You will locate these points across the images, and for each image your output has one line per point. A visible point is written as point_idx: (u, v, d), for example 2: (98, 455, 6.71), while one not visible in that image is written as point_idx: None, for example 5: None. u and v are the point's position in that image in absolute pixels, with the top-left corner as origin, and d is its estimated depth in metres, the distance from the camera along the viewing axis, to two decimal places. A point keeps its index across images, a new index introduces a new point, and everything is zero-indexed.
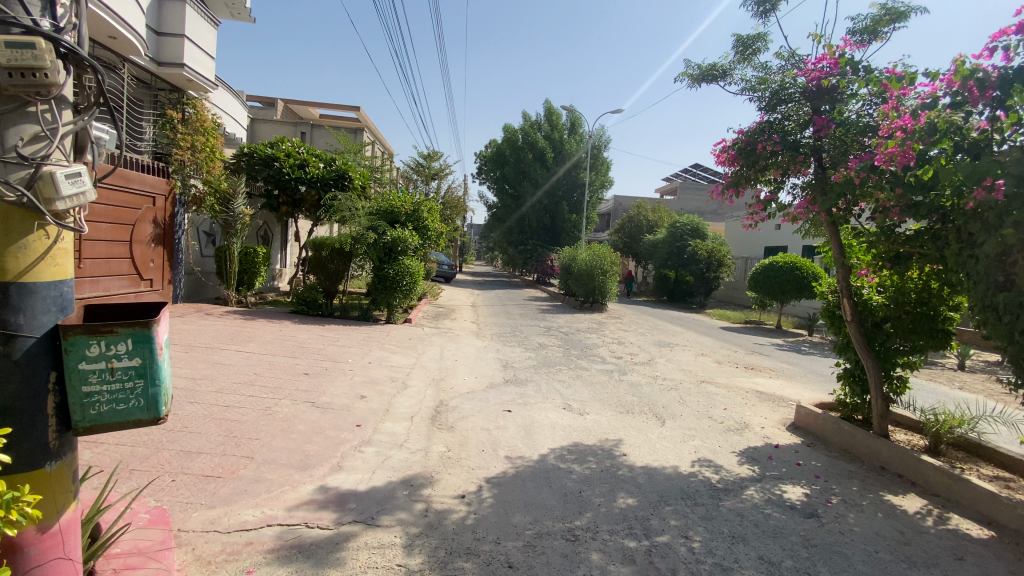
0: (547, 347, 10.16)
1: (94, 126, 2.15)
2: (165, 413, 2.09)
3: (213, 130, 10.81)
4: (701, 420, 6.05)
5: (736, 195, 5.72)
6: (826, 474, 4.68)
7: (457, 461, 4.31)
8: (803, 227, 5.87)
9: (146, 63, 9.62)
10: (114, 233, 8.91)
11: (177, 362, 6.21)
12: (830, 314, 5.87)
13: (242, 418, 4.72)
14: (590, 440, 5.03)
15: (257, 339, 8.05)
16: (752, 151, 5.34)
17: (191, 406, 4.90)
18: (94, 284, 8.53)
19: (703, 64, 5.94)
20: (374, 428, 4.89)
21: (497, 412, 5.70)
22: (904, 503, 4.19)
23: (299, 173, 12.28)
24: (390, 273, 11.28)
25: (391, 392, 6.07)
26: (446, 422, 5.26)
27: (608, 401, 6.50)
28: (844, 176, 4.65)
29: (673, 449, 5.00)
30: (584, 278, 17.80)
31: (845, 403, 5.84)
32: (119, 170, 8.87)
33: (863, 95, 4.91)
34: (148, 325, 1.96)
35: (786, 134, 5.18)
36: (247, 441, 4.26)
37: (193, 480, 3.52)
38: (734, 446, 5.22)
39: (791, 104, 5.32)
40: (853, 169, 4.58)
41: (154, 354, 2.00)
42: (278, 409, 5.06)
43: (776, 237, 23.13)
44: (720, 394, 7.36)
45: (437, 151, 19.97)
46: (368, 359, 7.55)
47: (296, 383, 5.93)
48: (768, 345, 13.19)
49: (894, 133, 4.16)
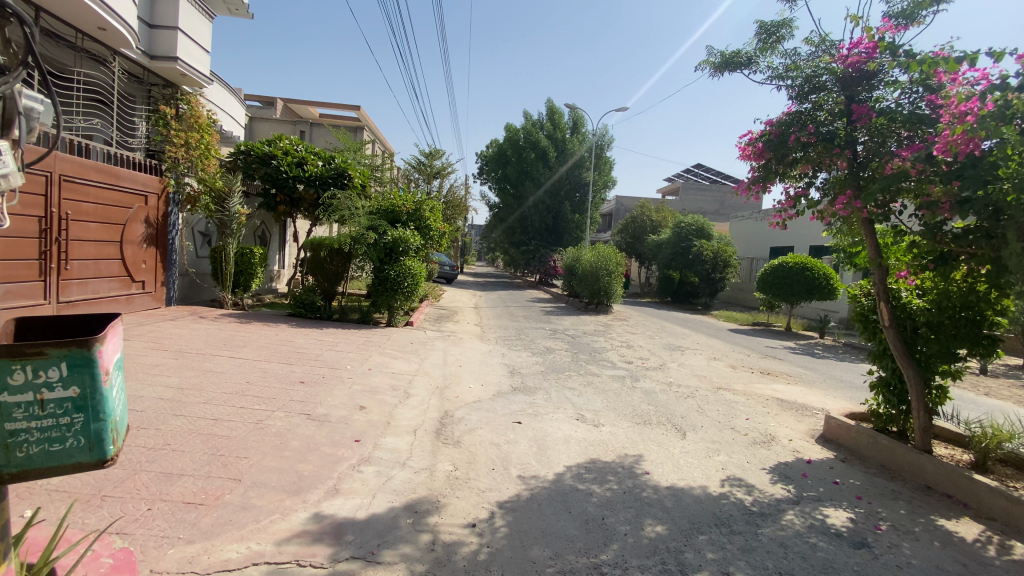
0: (554, 351, 9.77)
1: (22, 95, 1.86)
2: (112, 453, 1.93)
3: (208, 126, 10.31)
4: (725, 432, 5.65)
5: (763, 192, 5.31)
6: (867, 494, 4.33)
7: (466, 483, 3.92)
8: (835, 226, 5.50)
9: (139, 57, 9.19)
10: (104, 233, 8.51)
11: (164, 370, 5.84)
12: (863, 317, 5.48)
13: (231, 434, 4.33)
14: (609, 456, 4.64)
15: (251, 344, 7.66)
16: (782, 143, 4.95)
17: (176, 419, 4.51)
18: (83, 287, 8.11)
19: (726, 51, 5.55)
20: (374, 444, 4.50)
21: (506, 423, 5.31)
22: (959, 529, 3.84)
23: (297, 172, 11.87)
24: (390, 275, 10.88)
25: (392, 403, 5.68)
26: (452, 436, 4.87)
27: (623, 411, 6.11)
28: (898, 168, 4.30)
29: (699, 466, 4.61)
30: (589, 279, 17.40)
31: (878, 413, 5.47)
32: (109, 167, 8.50)
33: (902, 82, 4.61)
34: (85, 347, 1.81)
35: (818, 125, 4.86)
36: (235, 460, 3.88)
37: (171, 509, 3.13)
38: (764, 463, 4.84)
39: (822, 93, 4.97)
40: (907, 161, 4.25)
41: (95, 381, 1.86)
42: (270, 423, 4.68)
43: (782, 237, 22.72)
44: (739, 402, 6.97)
45: (439, 149, 19.59)
46: (367, 365, 7.16)
47: (291, 393, 5.55)
48: (781, 347, 12.79)
49: (962, 118, 3.91)
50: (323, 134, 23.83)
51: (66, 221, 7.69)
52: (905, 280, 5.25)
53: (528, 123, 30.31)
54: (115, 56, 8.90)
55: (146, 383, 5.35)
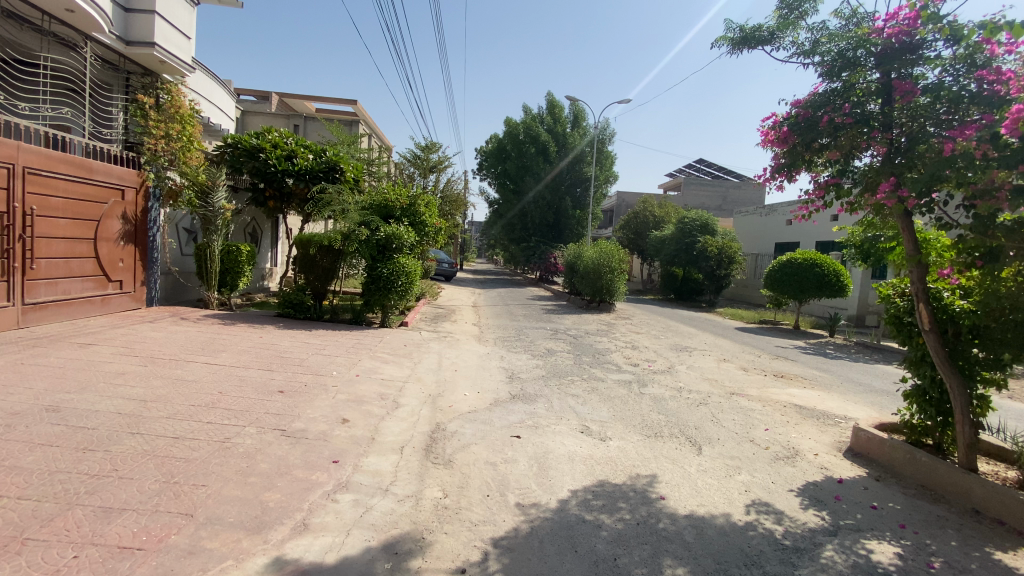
0: (556, 353, 9.24)
1: None
2: None
3: (191, 117, 9.74)
4: (743, 445, 5.14)
5: (788, 181, 4.80)
6: (912, 522, 3.83)
7: (456, 514, 3.41)
8: (866, 218, 4.99)
9: (112, 42, 8.61)
10: (75, 229, 8.00)
11: (130, 379, 5.36)
12: (896, 320, 4.99)
13: (191, 456, 3.84)
14: (618, 477, 4.14)
15: (231, 348, 7.15)
16: (812, 126, 4.42)
17: (132, 439, 4.02)
18: (52, 287, 7.59)
19: (746, 26, 4.95)
20: (355, 466, 3.99)
21: (503, 438, 4.80)
22: (1020, 565, 3.33)
23: (286, 165, 11.36)
24: (383, 273, 10.38)
25: (378, 414, 5.18)
26: (442, 454, 4.37)
27: (632, 422, 5.59)
28: (954, 150, 3.79)
29: (719, 488, 4.11)
30: (591, 276, 16.86)
31: (912, 425, 5.00)
32: (81, 160, 7.99)
33: (944, 58, 4.12)
34: None
35: (854, 104, 4.33)
36: (191, 489, 3.39)
37: (102, 558, 2.65)
38: (790, 483, 4.33)
39: (855, 70, 4.44)
40: (966, 141, 3.74)
41: None
42: (239, 441, 4.18)
43: (789, 232, 22.14)
44: (756, 410, 6.45)
45: (436, 142, 19.04)
46: (354, 371, 6.65)
47: (267, 405, 5.04)
48: (792, 347, 12.22)
49: None
50: (318, 128, 23.29)
51: (31, 217, 7.18)
52: (947, 280, 4.72)
53: (528, 117, 29.71)
54: (88, 41, 8.35)
55: (105, 396, 4.85)
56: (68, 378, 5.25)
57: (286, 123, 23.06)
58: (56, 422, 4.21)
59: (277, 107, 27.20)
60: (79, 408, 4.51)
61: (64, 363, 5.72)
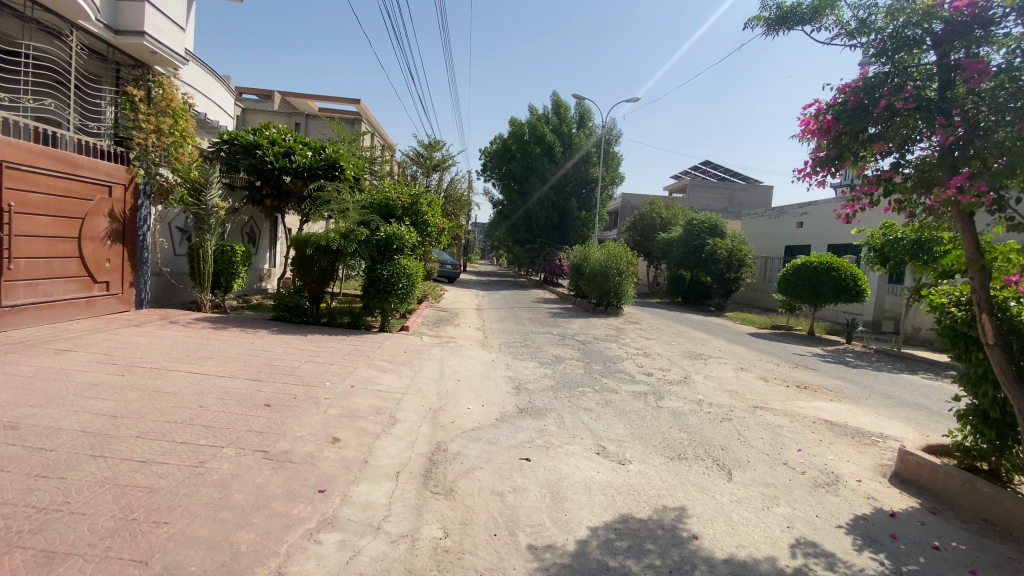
0: (564, 360, 8.73)
1: None
2: None
3: (184, 111, 9.30)
4: (777, 469, 4.64)
5: (833, 175, 4.27)
6: (981, 566, 3.33)
7: (458, 560, 2.93)
8: (920, 216, 4.48)
9: (100, 31, 8.11)
10: (57, 227, 7.55)
11: (102, 392, 4.89)
12: (953, 333, 4.51)
13: (158, 485, 3.36)
14: (643, 510, 3.64)
15: (218, 355, 6.66)
16: (866, 113, 3.92)
17: (93, 464, 3.55)
18: (32, 288, 7.15)
19: (783, 3, 4.42)
20: (344, 497, 3.51)
21: (511, 461, 4.30)
22: None
23: (284, 163, 10.86)
24: (383, 275, 9.89)
25: (373, 432, 4.69)
26: (443, 482, 3.88)
27: (652, 441, 5.09)
28: None
29: (758, 524, 3.61)
30: (598, 279, 16.35)
31: (964, 448, 4.51)
32: (64, 154, 7.55)
33: (1014, 36, 3.64)
34: None
35: (915, 89, 3.84)
36: (151, 528, 2.91)
37: None
38: (837, 517, 3.83)
39: (911, 52, 3.98)
40: None
41: None
42: (213, 466, 3.70)
43: (801, 234, 21.60)
44: (785, 426, 5.94)
45: (439, 140, 18.53)
46: (350, 381, 6.15)
47: (250, 421, 4.56)
48: (811, 355, 11.68)
49: None
50: (319, 126, 22.88)
51: (8, 215, 6.73)
52: (1014, 288, 4.21)
53: (532, 116, 29.16)
54: (73, 30, 7.89)
55: (72, 410, 4.38)
56: (36, 389, 4.79)
57: (286, 120, 22.65)
58: (12, 442, 3.74)
59: (279, 106, 26.82)
60: (39, 426, 4.03)
61: (35, 371, 5.26)
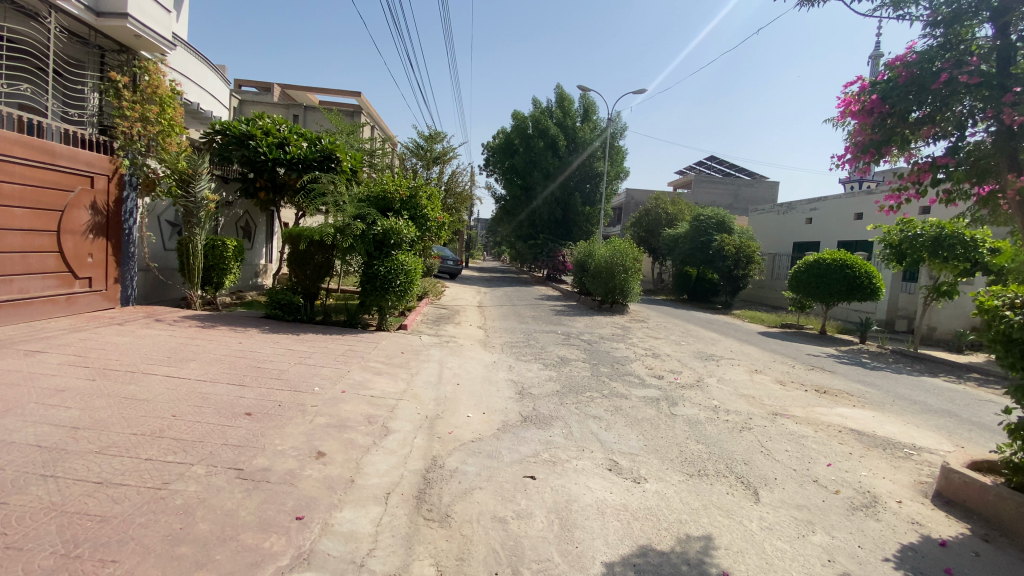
0: (570, 362, 8.28)
1: None
2: None
3: (172, 99, 8.81)
4: (807, 487, 4.21)
5: (876, 161, 3.81)
6: None
7: None
8: (972, 210, 4.00)
9: (80, 13, 7.68)
10: (34, 220, 7.15)
11: (66, 398, 4.47)
12: (1005, 339, 4.02)
13: (111, 512, 2.94)
14: (664, 540, 3.21)
15: (200, 357, 6.23)
16: (917, 91, 3.46)
17: (41, 486, 3.13)
18: (7, 284, 6.76)
19: None
20: (324, 525, 3.09)
21: (514, 480, 3.87)
22: None
23: (277, 154, 10.39)
24: (380, 271, 9.45)
25: (362, 445, 4.26)
26: (438, 506, 3.45)
27: (668, 455, 4.65)
28: None
29: (794, 557, 3.17)
30: (603, 275, 15.89)
31: (1015, 464, 4.01)
32: (41, 142, 7.12)
33: None
34: None
35: (974, 64, 3.37)
36: (93, 568, 2.49)
37: None
38: (881, 547, 3.40)
39: (965, 22, 3.50)
40: None
41: None
42: (179, 488, 3.27)
43: (810, 230, 21.11)
44: (811, 436, 5.49)
45: (440, 132, 18.04)
46: (341, 386, 5.72)
47: (227, 433, 4.14)
48: (825, 356, 11.23)
49: None
50: (317, 118, 22.45)
51: None
52: None
53: (536, 110, 28.67)
54: (52, 11, 7.48)
55: (30, 421, 3.96)
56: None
57: (284, 112, 22.22)
58: None
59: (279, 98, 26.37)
60: None
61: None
